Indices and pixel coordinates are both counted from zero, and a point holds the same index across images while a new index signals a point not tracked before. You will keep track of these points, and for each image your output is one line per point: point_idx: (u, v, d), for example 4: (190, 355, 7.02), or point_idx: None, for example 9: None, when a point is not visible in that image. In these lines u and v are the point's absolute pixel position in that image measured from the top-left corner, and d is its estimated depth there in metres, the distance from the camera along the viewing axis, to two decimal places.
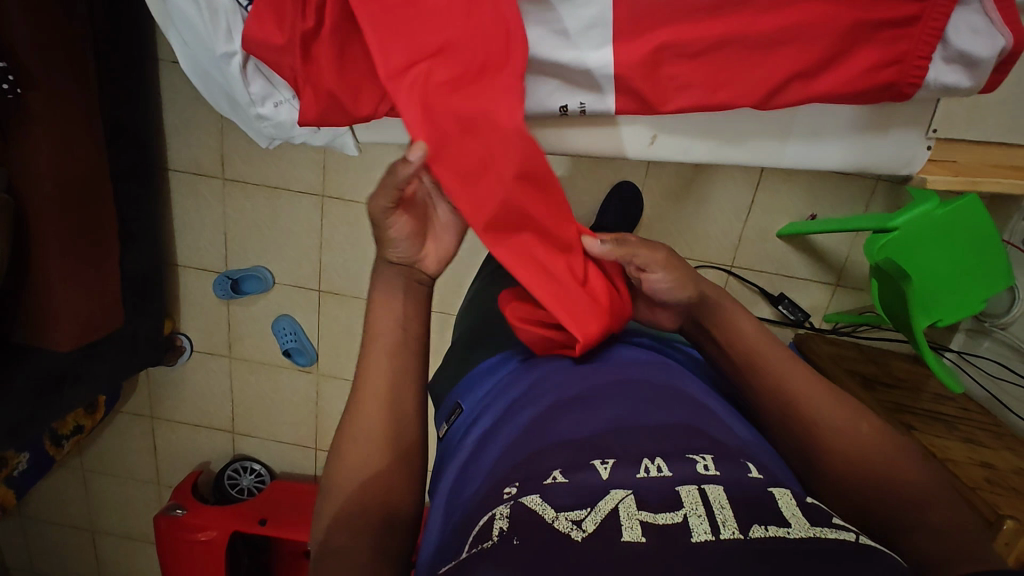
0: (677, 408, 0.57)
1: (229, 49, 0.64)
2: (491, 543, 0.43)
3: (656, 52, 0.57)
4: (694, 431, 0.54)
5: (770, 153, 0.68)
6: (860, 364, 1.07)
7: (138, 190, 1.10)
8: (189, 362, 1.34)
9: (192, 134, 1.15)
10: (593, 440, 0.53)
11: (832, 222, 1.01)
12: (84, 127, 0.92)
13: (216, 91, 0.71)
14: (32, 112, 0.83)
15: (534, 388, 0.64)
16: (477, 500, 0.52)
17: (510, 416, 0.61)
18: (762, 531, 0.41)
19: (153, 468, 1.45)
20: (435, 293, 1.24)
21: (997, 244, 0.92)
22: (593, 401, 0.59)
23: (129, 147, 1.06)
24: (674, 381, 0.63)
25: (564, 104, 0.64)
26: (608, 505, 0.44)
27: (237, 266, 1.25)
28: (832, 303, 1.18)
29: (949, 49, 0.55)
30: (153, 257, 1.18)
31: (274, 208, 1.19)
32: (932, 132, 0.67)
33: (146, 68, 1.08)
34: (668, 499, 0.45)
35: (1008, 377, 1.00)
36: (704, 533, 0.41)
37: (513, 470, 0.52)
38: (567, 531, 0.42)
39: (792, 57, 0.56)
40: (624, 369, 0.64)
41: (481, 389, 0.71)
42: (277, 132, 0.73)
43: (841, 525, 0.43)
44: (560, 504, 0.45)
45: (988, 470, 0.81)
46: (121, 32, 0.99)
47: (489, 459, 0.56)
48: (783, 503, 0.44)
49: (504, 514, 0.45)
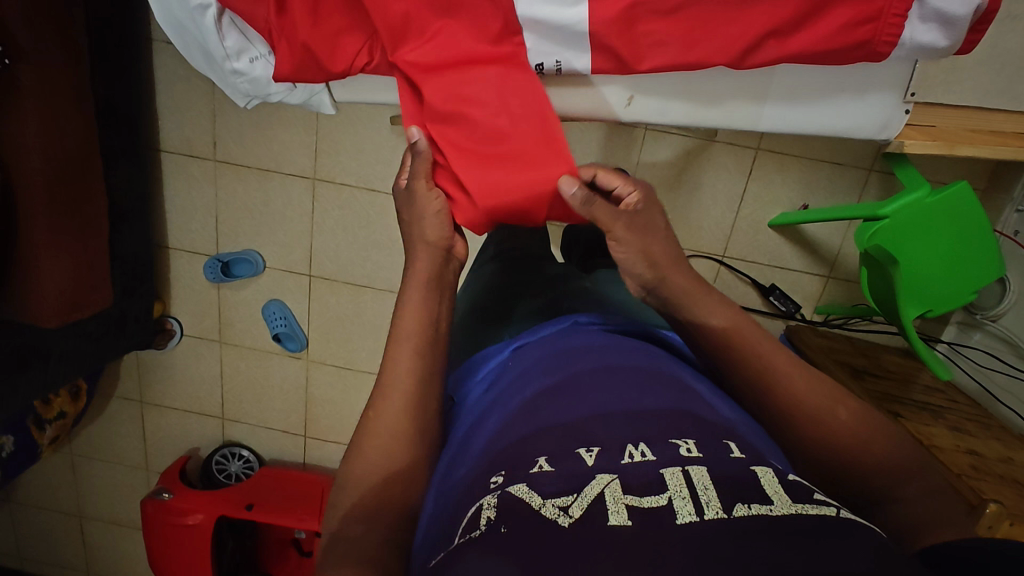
0: (668, 386, 0.50)
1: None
2: (478, 530, 0.37)
3: (630, 10, 0.56)
4: (684, 409, 0.46)
5: (747, 117, 0.67)
6: (851, 357, 1.06)
7: (130, 170, 1.10)
8: (179, 346, 1.34)
9: (185, 115, 1.15)
10: (576, 424, 0.45)
11: (824, 211, 1.00)
12: (72, 100, 0.91)
13: (191, 44, 0.68)
14: (21, 85, 0.82)
15: (517, 372, 0.56)
16: (458, 493, 0.44)
17: (492, 404, 0.53)
18: (745, 510, 0.35)
19: (142, 453, 1.45)
20: None
21: (987, 231, 0.91)
22: (577, 382, 0.51)
23: (120, 126, 1.06)
24: (663, 360, 0.55)
25: (540, 63, 0.63)
26: (594, 490, 0.37)
27: (228, 249, 1.25)
28: (824, 295, 1.18)
29: (925, 8, 0.54)
30: (144, 238, 1.18)
31: (265, 191, 1.19)
32: (910, 96, 0.67)
33: (138, 47, 1.08)
34: (651, 482, 0.38)
35: (998, 369, 1.00)
36: (688, 515, 0.35)
37: (492, 460, 0.44)
38: (554, 517, 0.36)
39: (767, 13, 0.55)
40: (612, 350, 0.56)
41: (474, 375, 0.62)
42: (253, 88, 0.71)
43: (819, 500, 0.37)
44: (547, 491, 0.38)
45: (973, 457, 0.82)
46: (116, 11, 1.00)
47: (472, 447, 0.49)
48: (765, 478, 0.38)
49: (493, 502, 0.39)
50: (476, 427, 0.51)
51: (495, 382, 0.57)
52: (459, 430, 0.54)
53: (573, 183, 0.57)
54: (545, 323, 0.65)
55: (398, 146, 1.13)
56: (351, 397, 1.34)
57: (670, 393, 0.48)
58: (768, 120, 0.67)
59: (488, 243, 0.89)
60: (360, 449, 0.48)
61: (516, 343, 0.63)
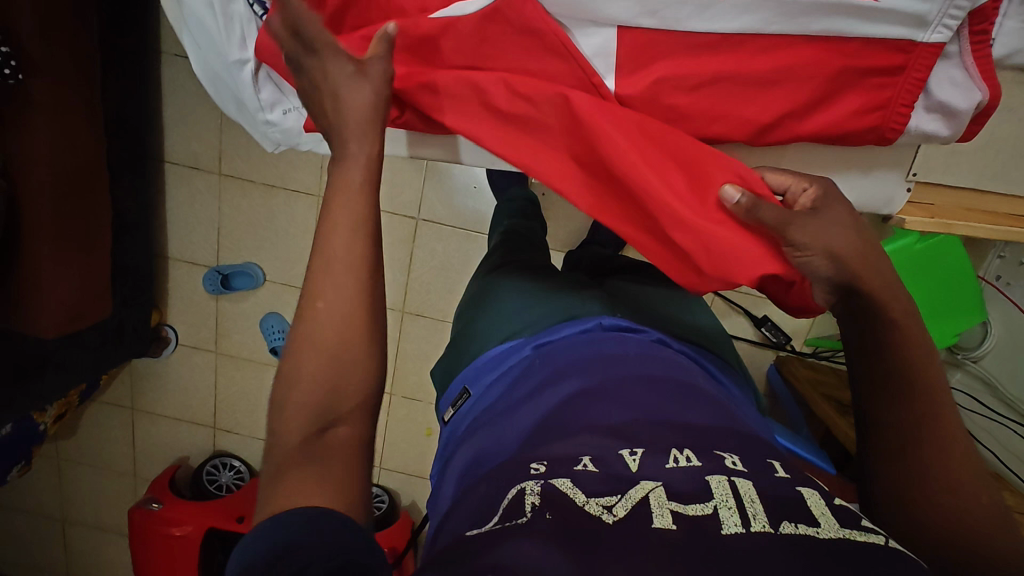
0: (704, 400, 0.53)
1: (240, 56, 0.60)
2: (523, 518, 0.39)
3: (654, 85, 0.58)
4: (724, 425, 0.49)
5: None
6: (839, 389, 1.10)
7: (135, 182, 1.10)
8: (174, 354, 1.33)
9: (191, 130, 1.15)
10: (622, 426, 0.49)
11: None
12: (82, 116, 0.92)
13: (225, 93, 0.65)
14: (32, 99, 0.82)
15: (551, 369, 0.59)
16: (488, 477, 0.47)
17: (526, 398, 0.57)
18: (792, 528, 0.36)
19: (130, 460, 1.43)
20: (424, 298, 1.24)
21: (973, 281, 0.95)
22: (616, 387, 0.54)
23: (128, 140, 1.06)
24: (692, 374, 0.58)
25: None
26: (638, 493, 0.40)
27: (228, 261, 1.25)
28: (813, 328, 1.20)
29: (931, 99, 0.57)
30: (145, 249, 1.18)
31: (269, 206, 1.20)
32: (913, 175, 0.67)
33: (149, 61, 1.07)
34: (697, 491, 0.40)
35: (976, 409, 1.04)
36: (734, 526, 0.37)
37: (528, 455, 0.47)
38: (598, 514, 0.38)
39: (785, 97, 0.57)
40: (651, 361, 0.58)
41: (493, 374, 0.66)
42: (285, 139, 0.68)
43: (868, 526, 0.38)
44: (590, 490, 0.41)
45: None
46: (130, 27, 1.00)
47: (503, 444, 0.52)
48: (811, 500, 0.39)
49: (535, 491, 0.41)
50: (508, 421, 0.55)
51: (524, 378, 0.60)
52: (488, 424, 0.57)
53: (737, 192, 0.53)
54: (565, 324, 0.67)
55: (402, 168, 1.16)
56: None
57: (709, 411, 0.51)
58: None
59: (485, 264, 0.90)
60: (294, 351, 0.44)
61: (538, 342, 0.65)
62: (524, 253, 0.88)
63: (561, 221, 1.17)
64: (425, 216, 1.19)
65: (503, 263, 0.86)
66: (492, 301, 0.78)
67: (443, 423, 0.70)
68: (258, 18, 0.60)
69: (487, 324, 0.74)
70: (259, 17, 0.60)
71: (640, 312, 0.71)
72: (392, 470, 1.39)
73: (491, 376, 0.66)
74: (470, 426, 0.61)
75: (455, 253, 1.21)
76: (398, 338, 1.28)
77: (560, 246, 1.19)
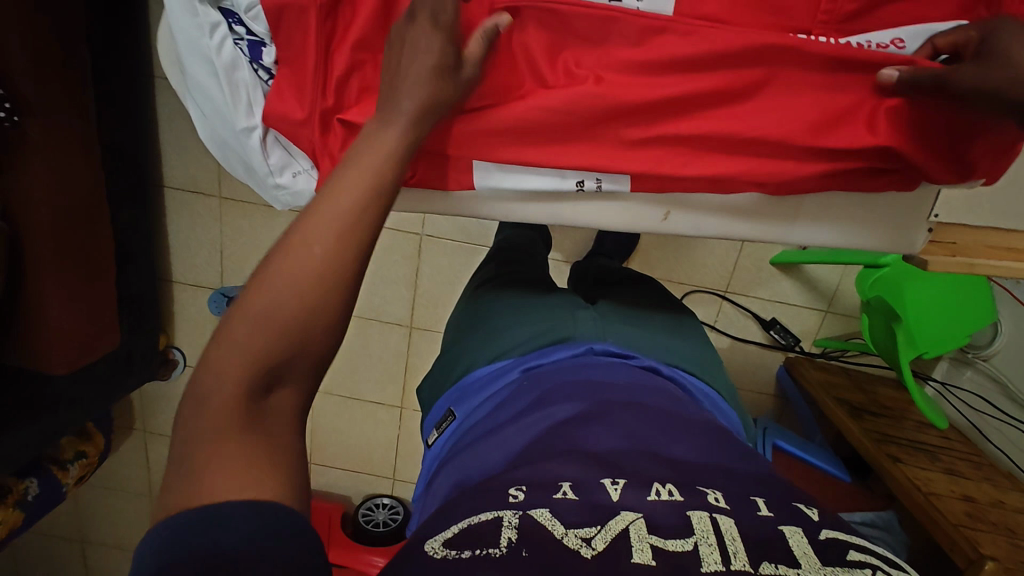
0: (693, 430, 0.53)
1: (246, 121, 0.55)
2: (498, 551, 0.38)
3: None
4: (713, 460, 0.49)
5: (775, 232, 0.61)
6: (848, 393, 1.10)
7: (135, 210, 1.09)
8: (183, 376, 1.33)
9: (190, 154, 1.14)
10: (609, 455, 0.48)
11: (827, 254, 1.04)
12: (79, 151, 0.90)
13: (234, 158, 0.59)
14: (28, 140, 0.81)
15: (540, 391, 0.59)
16: (465, 496, 0.46)
17: (514, 418, 0.57)
18: (772, 569, 0.37)
19: (145, 481, 1.44)
20: (426, 312, 1.24)
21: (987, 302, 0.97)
22: (605, 412, 0.54)
23: (126, 168, 1.04)
24: (685, 404, 0.58)
25: (580, 181, 0.57)
26: (618, 525, 0.40)
27: (233, 283, 1.24)
28: (821, 329, 1.19)
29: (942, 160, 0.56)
30: (148, 277, 1.17)
31: (273, 228, 1.19)
32: (935, 217, 0.61)
33: (144, 87, 1.05)
34: (678, 526, 0.40)
35: (989, 410, 1.04)
36: (714, 564, 0.37)
37: (509, 477, 0.47)
38: (577, 548, 0.38)
39: None
40: (640, 390, 0.58)
41: (480, 396, 0.65)
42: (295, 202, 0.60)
43: (854, 561, 0.38)
44: (569, 520, 0.40)
45: (967, 503, 0.86)
46: (119, 52, 0.97)
47: (488, 465, 0.52)
48: (793, 538, 0.39)
49: (513, 522, 0.40)
50: (491, 439, 0.55)
51: (513, 400, 0.60)
52: (474, 441, 0.57)
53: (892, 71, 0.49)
54: (556, 347, 0.67)
55: None
56: (356, 425, 1.36)
57: (699, 444, 0.50)
58: (798, 240, 0.61)
59: (479, 274, 0.88)
60: (269, 271, 0.39)
61: (527, 365, 0.65)
62: (521, 265, 0.87)
63: (566, 232, 1.15)
64: (428, 232, 1.17)
65: (497, 275, 0.84)
66: (488, 312, 0.77)
67: (427, 443, 0.69)
68: (263, 83, 0.55)
69: (481, 341, 0.72)
70: (265, 82, 0.55)
71: (638, 339, 0.70)
72: (407, 482, 1.41)
73: (477, 397, 0.66)
74: (453, 446, 0.61)
75: (458, 268, 1.20)
76: (406, 352, 1.28)
77: (563, 257, 1.17)
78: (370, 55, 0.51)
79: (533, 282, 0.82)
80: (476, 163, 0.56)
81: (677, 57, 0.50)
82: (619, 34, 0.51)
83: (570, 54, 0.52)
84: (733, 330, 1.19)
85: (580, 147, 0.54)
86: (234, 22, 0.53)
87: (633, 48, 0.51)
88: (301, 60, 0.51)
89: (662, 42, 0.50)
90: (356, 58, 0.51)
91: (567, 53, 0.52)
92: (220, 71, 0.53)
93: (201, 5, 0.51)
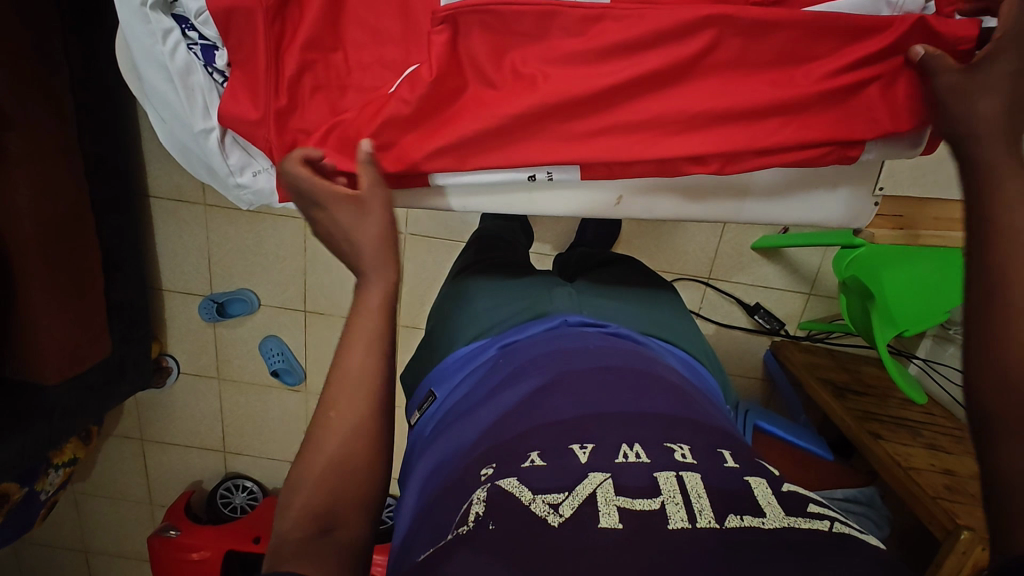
0: (662, 387, 0.53)
1: (204, 124, 0.56)
2: (466, 529, 0.40)
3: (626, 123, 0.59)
4: (681, 413, 0.50)
5: (728, 211, 0.63)
6: (831, 371, 1.12)
7: (121, 220, 1.11)
8: (177, 382, 1.35)
9: (174, 164, 1.16)
10: (577, 419, 0.49)
11: (805, 236, 1.05)
12: (61, 163, 0.91)
13: (195, 160, 0.61)
14: (9, 153, 0.82)
15: (515, 366, 0.60)
16: (448, 488, 0.48)
17: (489, 395, 0.57)
18: (737, 521, 0.38)
19: (145, 488, 1.46)
20: (411, 309, 1.25)
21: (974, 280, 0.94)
22: (573, 377, 0.54)
23: (109, 179, 1.06)
24: (658, 365, 0.59)
25: (531, 174, 0.59)
26: (586, 489, 0.40)
27: (221, 289, 1.26)
28: (806, 311, 1.20)
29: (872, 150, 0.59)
30: (138, 285, 1.19)
31: (257, 231, 1.20)
32: (880, 190, 0.65)
33: (123, 98, 1.07)
34: (645, 487, 0.41)
35: None
36: (680, 521, 0.38)
37: (483, 457, 0.48)
38: (545, 515, 0.39)
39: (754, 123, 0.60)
40: (612, 354, 0.59)
41: (459, 376, 0.67)
42: (258, 200, 0.62)
43: (814, 513, 0.39)
44: (537, 488, 0.41)
45: (948, 477, 0.87)
46: (98, 66, 0.99)
47: (465, 441, 0.53)
48: (758, 489, 0.40)
49: (481, 499, 0.42)
50: (468, 418, 0.56)
51: (490, 377, 0.61)
52: (454, 421, 0.58)
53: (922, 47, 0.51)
54: (530, 323, 0.68)
55: None
56: None
57: (667, 399, 0.51)
58: (749, 217, 0.63)
59: (458, 264, 0.89)
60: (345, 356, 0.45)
61: (504, 343, 0.66)
62: (500, 253, 0.88)
63: (548, 225, 1.16)
64: (412, 231, 1.18)
65: (475, 262, 0.85)
66: (465, 296, 0.78)
67: (411, 426, 0.70)
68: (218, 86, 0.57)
69: (459, 326, 0.73)
70: (221, 85, 0.57)
71: (614, 312, 0.72)
72: None
73: (457, 378, 0.67)
74: (435, 428, 0.61)
75: (443, 264, 1.21)
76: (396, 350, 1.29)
77: (548, 250, 1.18)
78: (321, 53, 0.53)
79: (512, 267, 0.83)
80: (432, 174, 0.58)
81: (617, 44, 0.52)
82: (560, 26, 0.52)
83: (517, 45, 0.53)
84: (718, 316, 1.20)
85: (535, 136, 0.55)
86: (187, 28, 0.55)
87: (574, 39, 0.52)
88: (255, 61, 0.53)
89: (601, 30, 0.52)
90: (308, 58, 0.53)
91: (514, 44, 0.53)
92: (175, 76, 0.54)
93: (152, 12, 0.52)
